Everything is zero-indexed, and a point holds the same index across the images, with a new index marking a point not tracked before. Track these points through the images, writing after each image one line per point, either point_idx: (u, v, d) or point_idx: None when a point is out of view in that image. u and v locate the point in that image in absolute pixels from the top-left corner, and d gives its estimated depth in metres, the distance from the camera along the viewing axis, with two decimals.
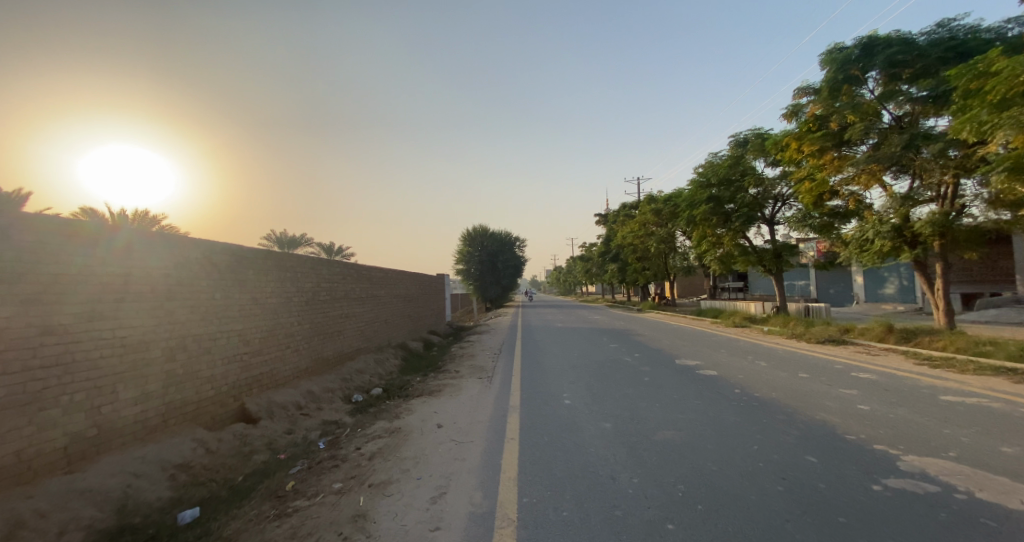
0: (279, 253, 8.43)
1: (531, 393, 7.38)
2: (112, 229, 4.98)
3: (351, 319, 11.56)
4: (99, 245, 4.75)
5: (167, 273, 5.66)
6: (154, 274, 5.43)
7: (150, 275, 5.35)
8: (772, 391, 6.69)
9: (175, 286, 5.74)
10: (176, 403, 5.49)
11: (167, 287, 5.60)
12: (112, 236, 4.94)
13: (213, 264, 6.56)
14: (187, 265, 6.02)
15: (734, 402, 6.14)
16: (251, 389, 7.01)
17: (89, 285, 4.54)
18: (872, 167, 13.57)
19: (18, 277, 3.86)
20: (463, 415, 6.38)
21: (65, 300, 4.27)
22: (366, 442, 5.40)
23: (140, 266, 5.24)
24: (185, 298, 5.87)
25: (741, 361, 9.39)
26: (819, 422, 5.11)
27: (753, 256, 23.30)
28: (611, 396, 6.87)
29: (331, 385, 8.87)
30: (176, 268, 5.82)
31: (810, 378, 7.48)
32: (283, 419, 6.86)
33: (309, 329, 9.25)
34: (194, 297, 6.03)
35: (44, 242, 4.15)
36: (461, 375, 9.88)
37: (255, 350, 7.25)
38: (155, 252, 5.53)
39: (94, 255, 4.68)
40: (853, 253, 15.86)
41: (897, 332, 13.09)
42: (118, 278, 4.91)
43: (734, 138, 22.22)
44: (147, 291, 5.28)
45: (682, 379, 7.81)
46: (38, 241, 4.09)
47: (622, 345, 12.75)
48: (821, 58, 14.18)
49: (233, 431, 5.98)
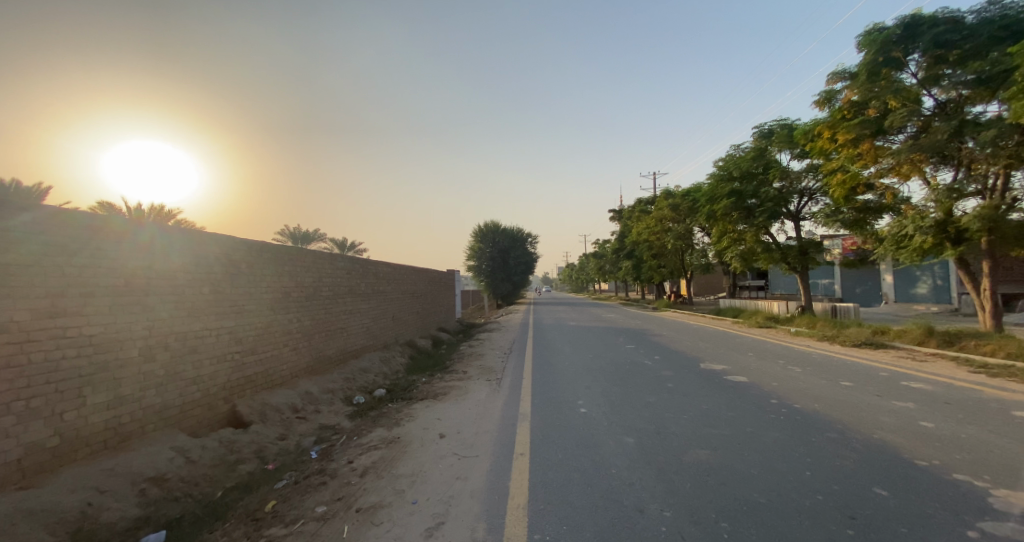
0: (277, 246, 7.93)
1: (544, 398, 6.78)
2: (137, 223, 5.08)
3: (356, 316, 11.07)
4: (110, 233, 4.66)
5: (154, 264, 5.20)
6: (136, 264, 4.94)
7: (143, 269, 5.02)
8: (815, 402, 6.00)
9: (160, 279, 5.25)
10: (155, 407, 4.98)
11: (150, 280, 5.10)
12: (138, 230, 5.04)
13: (205, 255, 6.08)
14: (175, 256, 5.54)
15: (773, 416, 5.45)
16: (243, 391, 6.51)
17: (113, 279, 4.63)
18: (914, 156, 12.67)
19: (52, 272, 4.02)
20: (468, 423, 5.81)
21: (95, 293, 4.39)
22: (360, 455, 4.82)
23: (162, 261, 5.32)
24: (171, 291, 5.38)
25: (773, 366, 8.66)
26: (878, 444, 4.44)
27: (776, 252, 22.31)
28: (632, 405, 6.24)
29: (332, 385, 8.38)
30: (162, 258, 5.34)
31: (854, 387, 6.77)
32: (277, 424, 6.35)
33: (310, 325, 8.77)
34: (181, 291, 5.53)
35: (75, 235, 4.29)
36: (470, 376, 9.33)
37: (249, 348, 6.75)
38: (175, 246, 5.58)
39: (122, 250, 4.79)
40: (888, 250, 14.95)
41: (939, 335, 12.17)
42: (140, 272, 4.99)
43: (758, 129, 21.25)
44: (136, 285, 4.90)
45: (709, 386, 7.14)
46: (68, 235, 4.22)
47: (640, 346, 12.09)
48: (858, 39, 13.30)
49: (220, 438, 5.47)
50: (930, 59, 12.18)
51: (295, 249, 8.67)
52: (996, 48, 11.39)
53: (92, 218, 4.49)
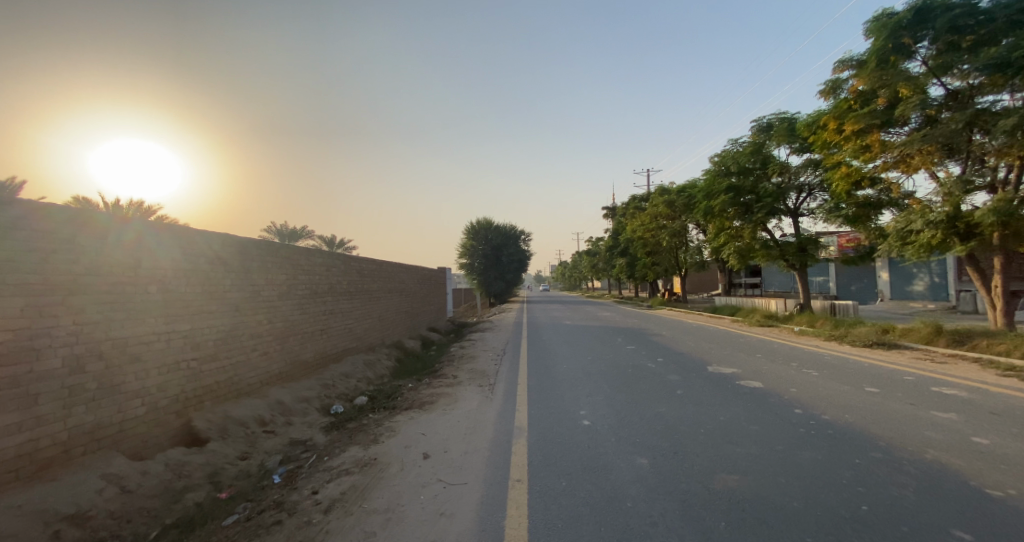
0: (244, 239, 7.12)
1: (541, 409, 6.10)
2: (122, 221, 4.89)
3: (337, 316, 10.30)
4: (91, 230, 4.48)
5: (126, 259, 4.82)
6: (122, 261, 4.76)
7: (123, 266, 4.76)
8: (845, 413, 5.39)
9: (93, 276, 4.40)
10: (85, 427, 4.17)
11: (82, 277, 4.27)
12: (122, 228, 4.85)
13: (149, 250, 5.17)
14: (141, 251, 5.06)
15: (803, 430, 4.81)
16: (201, 402, 5.72)
17: (99, 277, 4.46)
18: (926, 147, 12.05)
19: (37, 270, 3.85)
20: (457, 440, 5.09)
21: (77, 292, 4.20)
22: (327, 484, 4.07)
23: (148, 259, 5.14)
24: (107, 290, 4.54)
25: (786, 369, 8.04)
26: (933, 469, 3.81)
27: (774, 250, 21.78)
28: (642, 417, 5.57)
29: (306, 393, 7.61)
30: (95, 250, 4.46)
31: (882, 394, 6.15)
32: (241, 440, 5.57)
33: (283, 327, 7.98)
34: (121, 289, 4.70)
35: (59, 231, 4.12)
36: (460, 381, 8.63)
37: (208, 354, 5.96)
38: (162, 244, 5.42)
39: (105, 248, 4.60)
40: (893, 246, 14.47)
41: (948, 335, 11.68)
42: (127, 270, 4.82)
43: (756, 122, 20.65)
44: (108, 283, 4.55)
45: (722, 394, 6.48)
46: (52, 232, 4.04)
47: (640, 347, 11.45)
48: (867, 25, 12.78)
49: (169, 460, 4.69)
50: (943, 45, 11.70)
51: (268, 243, 7.88)
52: (1013, 33, 10.84)
53: (75, 215, 4.29)
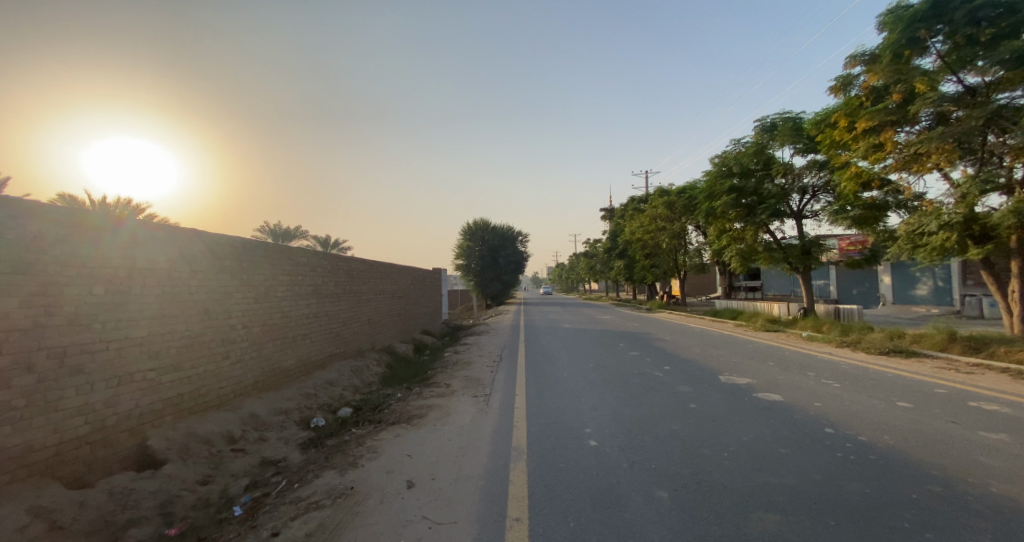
0: (215, 236, 6.49)
1: (542, 426, 5.50)
2: (117, 221, 4.85)
3: (322, 320, 9.66)
4: (85, 230, 4.45)
5: (108, 263, 4.64)
6: (116, 263, 4.74)
7: (102, 265, 4.57)
8: (882, 432, 4.82)
9: (26, 276, 3.80)
10: (8, 452, 3.54)
11: (65, 280, 4.15)
12: (117, 228, 4.81)
13: (143, 252, 5.14)
14: (136, 252, 5.03)
15: (841, 456, 4.23)
16: (160, 418, 5.10)
17: (91, 280, 4.43)
18: (944, 145, 11.50)
19: (29, 271, 3.83)
20: (447, 464, 4.49)
21: (68, 294, 4.17)
22: (293, 522, 3.46)
23: (142, 260, 5.10)
24: (37, 291, 3.88)
25: (804, 380, 7.46)
26: (1008, 507, 3.23)
27: (778, 252, 21.24)
28: (655, 436, 4.98)
29: (285, 405, 6.99)
30: (90, 251, 4.46)
31: (918, 410, 5.58)
32: (203, 461, 4.95)
33: (260, 333, 7.36)
34: (56, 290, 4.05)
35: (52, 233, 4.10)
36: (453, 390, 8.03)
37: (169, 364, 5.32)
38: (156, 244, 5.37)
39: (100, 248, 4.59)
40: (903, 248, 14.03)
41: (962, 341, 11.16)
42: (121, 271, 4.80)
43: (760, 122, 20.14)
44: (95, 284, 4.47)
45: (740, 409, 5.89)
46: (43, 233, 4.01)
47: (645, 353, 10.88)
48: (881, 18, 12.23)
49: (115, 488, 4.05)
50: (961, 39, 11.15)
51: (243, 240, 7.22)
52: None
53: (68, 214, 4.28)
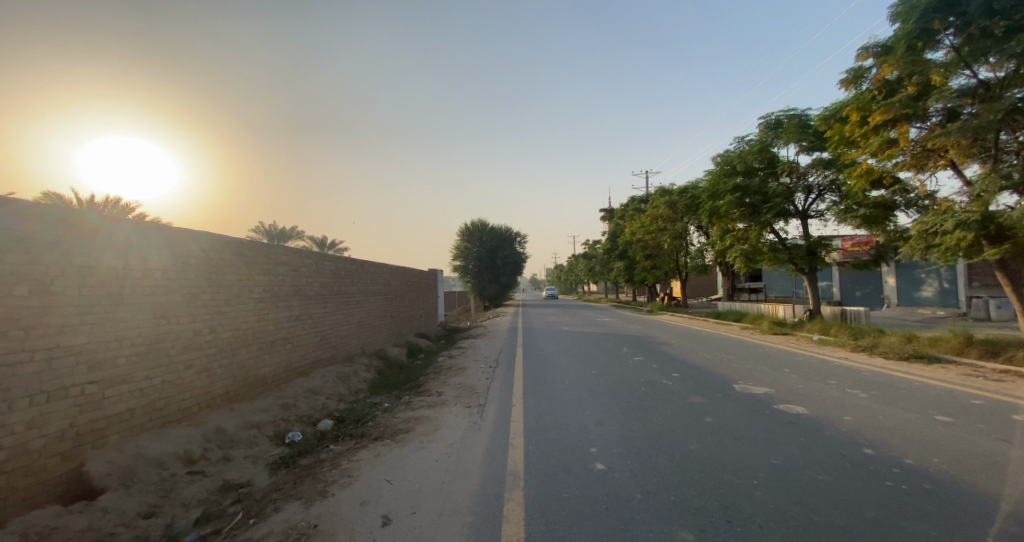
0: (177, 231, 5.86)
1: (540, 445, 4.87)
2: (112, 221, 4.92)
3: (305, 323, 9.02)
4: (81, 232, 4.50)
5: (79, 261, 4.42)
6: (112, 262, 4.82)
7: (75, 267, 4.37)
8: (930, 454, 4.20)
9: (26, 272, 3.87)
10: None
11: (66, 277, 4.25)
12: (113, 228, 4.88)
13: (138, 250, 5.21)
14: (132, 252, 5.12)
15: (892, 486, 3.59)
16: (103, 438, 4.48)
17: (89, 279, 4.52)
18: (962, 141, 10.76)
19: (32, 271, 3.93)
20: (428, 494, 3.86)
21: (61, 293, 4.19)
22: None
23: (139, 261, 5.20)
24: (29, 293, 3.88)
25: (825, 389, 6.84)
26: None
27: (782, 253, 20.63)
28: (671, 459, 4.35)
29: (258, 418, 6.35)
30: (85, 252, 4.51)
31: (962, 426, 4.96)
32: (151, 489, 4.31)
33: (232, 338, 6.72)
34: (54, 288, 4.12)
35: (48, 234, 4.14)
36: (444, 399, 7.40)
37: (115, 377, 4.70)
38: (155, 244, 5.47)
39: (94, 248, 4.64)
40: (915, 249, 13.39)
41: (980, 345, 10.56)
42: (117, 272, 4.88)
43: (764, 118, 19.49)
44: (47, 284, 4.07)
45: (761, 423, 5.29)
46: (40, 232, 4.05)
47: (649, 359, 10.28)
48: (893, 7, 11.59)
49: (34, 527, 3.40)
50: (975, 31, 10.38)
51: (213, 236, 6.56)
52: None
53: (63, 215, 4.34)
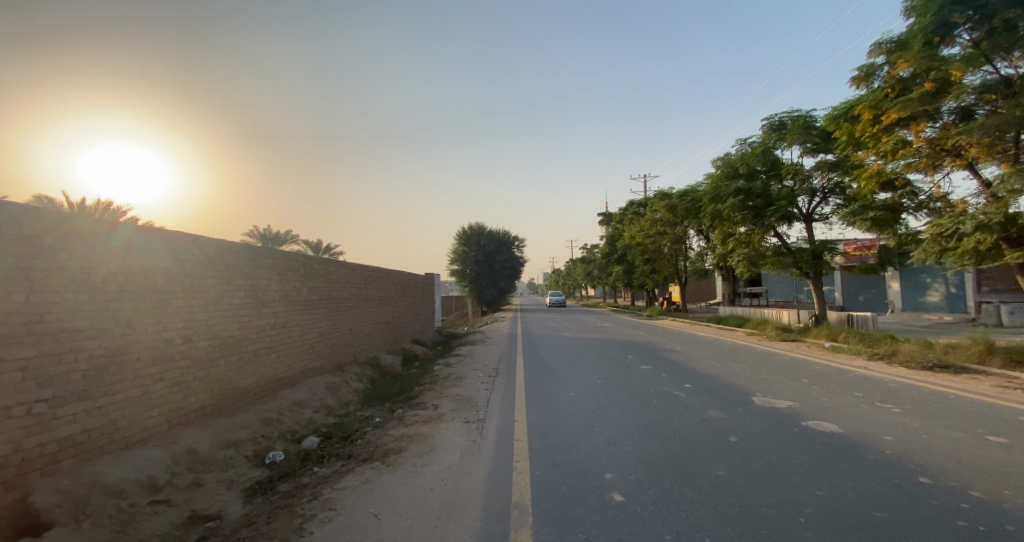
0: (150, 230, 5.35)
1: (547, 471, 4.32)
2: (111, 226, 4.82)
3: (292, 331, 8.45)
4: (78, 236, 4.37)
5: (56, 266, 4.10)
6: (111, 266, 4.72)
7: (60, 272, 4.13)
8: (997, 484, 3.68)
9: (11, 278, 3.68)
10: None
11: (62, 283, 4.14)
12: (112, 233, 4.78)
13: (137, 255, 5.10)
14: (132, 256, 5.02)
15: (966, 526, 3.07)
16: (56, 463, 3.92)
17: (81, 284, 4.35)
18: (985, 139, 10.27)
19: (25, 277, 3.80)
20: (425, 532, 3.30)
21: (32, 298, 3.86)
22: None
23: (139, 265, 5.11)
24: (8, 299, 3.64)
25: (854, 403, 6.32)
26: None
27: (786, 257, 20.11)
28: (699, 489, 3.81)
29: (235, 437, 5.77)
30: (84, 255, 4.42)
31: (1018, 447, 4.46)
32: (106, 522, 3.74)
33: (209, 347, 6.16)
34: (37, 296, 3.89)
35: (44, 238, 4.02)
36: (441, 413, 6.83)
37: (69, 393, 4.13)
38: (154, 249, 5.37)
39: (94, 253, 4.55)
40: (929, 252, 12.91)
41: (1003, 354, 10.07)
42: (116, 275, 4.77)
43: (768, 120, 19.00)
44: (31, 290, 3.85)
45: (792, 443, 4.77)
46: (35, 237, 3.91)
47: (657, 368, 9.77)
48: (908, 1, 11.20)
49: None
50: (999, 24, 9.94)
51: (190, 236, 6.03)
52: None
53: (60, 219, 4.21)
